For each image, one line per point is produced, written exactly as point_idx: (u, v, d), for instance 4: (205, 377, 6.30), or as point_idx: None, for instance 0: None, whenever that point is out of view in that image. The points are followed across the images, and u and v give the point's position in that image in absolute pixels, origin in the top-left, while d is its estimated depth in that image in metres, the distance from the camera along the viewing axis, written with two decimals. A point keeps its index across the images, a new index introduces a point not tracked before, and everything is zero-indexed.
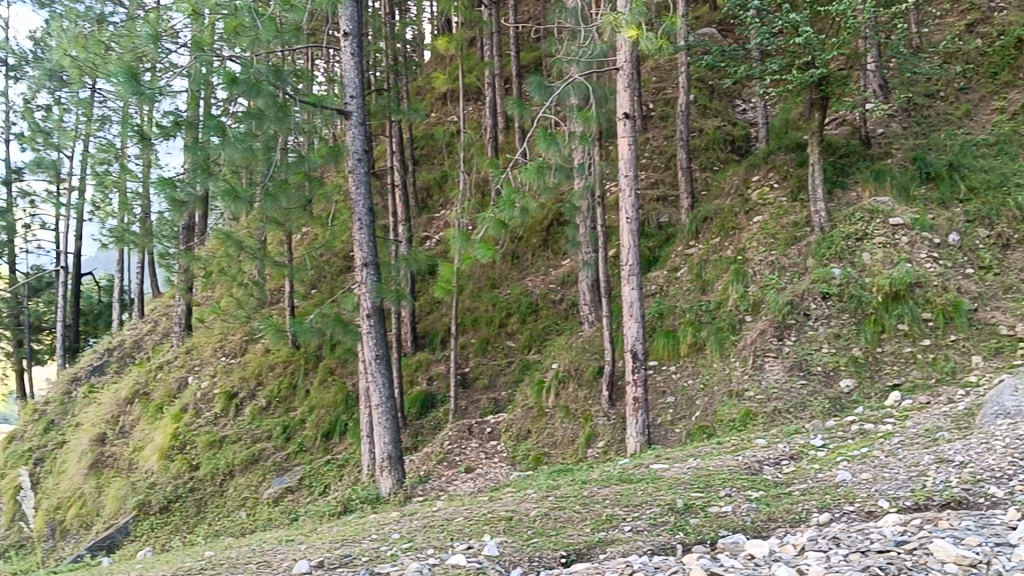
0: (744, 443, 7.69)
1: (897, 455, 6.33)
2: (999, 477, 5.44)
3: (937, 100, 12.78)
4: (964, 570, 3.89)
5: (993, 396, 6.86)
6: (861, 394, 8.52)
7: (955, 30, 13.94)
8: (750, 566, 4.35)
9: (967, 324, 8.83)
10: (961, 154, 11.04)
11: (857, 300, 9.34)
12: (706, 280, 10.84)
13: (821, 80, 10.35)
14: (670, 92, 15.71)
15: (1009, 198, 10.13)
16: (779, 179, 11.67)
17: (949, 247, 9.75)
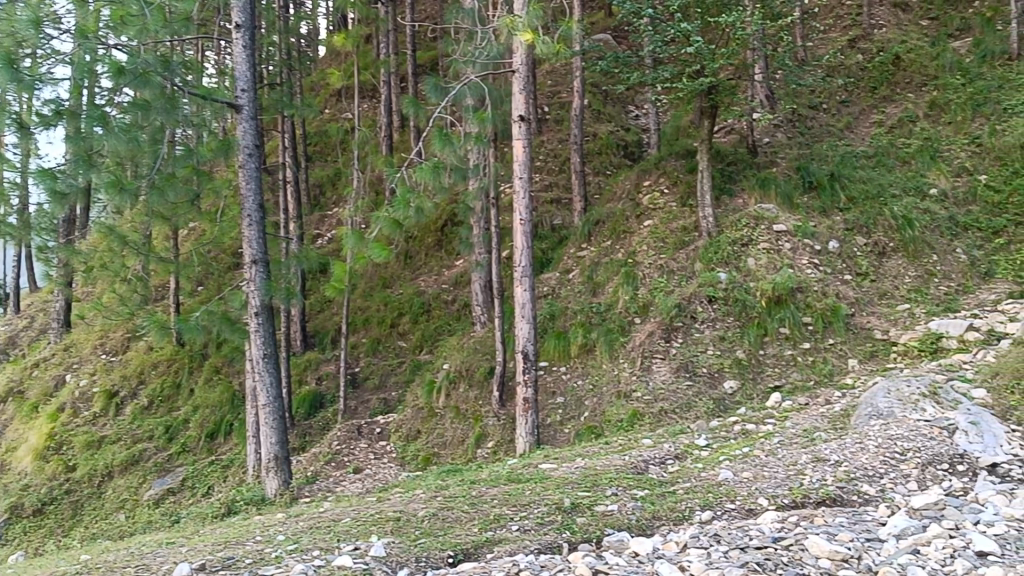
0: (631, 443, 7.80)
1: (776, 454, 6.51)
2: (871, 475, 5.70)
3: (820, 112, 13.16)
4: (837, 565, 4.04)
5: (868, 398, 7.14)
6: (744, 395, 8.75)
7: (838, 44, 14.44)
8: (634, 563, 4.42)
9: (844, 329, 9.20)
10: (841, 165, 11.44)
11: (741, 303, 9.60)
12: (597, 282, 10.98)
13: (711, 89, 10.60)
14: (565, 96, 15.88)
15: (884, 208, 10.59)
16: (669, 185, 11.87)
17: (829, 254, 10.12)
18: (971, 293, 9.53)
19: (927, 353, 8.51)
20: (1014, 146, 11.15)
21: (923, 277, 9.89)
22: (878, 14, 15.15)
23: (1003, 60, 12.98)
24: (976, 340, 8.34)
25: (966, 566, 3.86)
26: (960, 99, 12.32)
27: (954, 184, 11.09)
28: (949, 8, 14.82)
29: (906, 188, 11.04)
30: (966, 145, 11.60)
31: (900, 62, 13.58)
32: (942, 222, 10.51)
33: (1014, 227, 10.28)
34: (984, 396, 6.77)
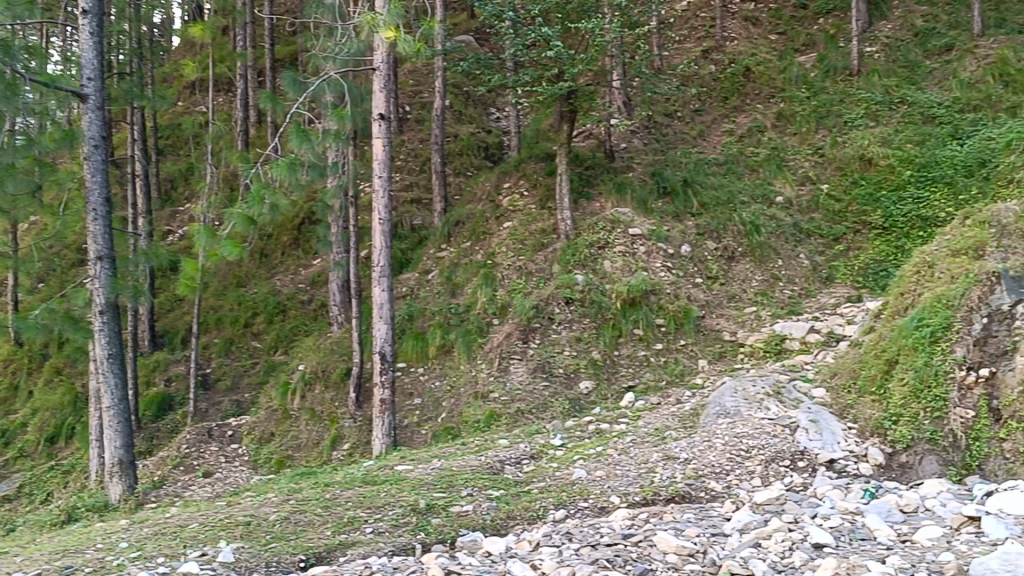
0: (488, 444, 7.81)
1: (628, 454, 6.63)
2: (718, 472, 5.90)
3: (675, 119, 13.46)
4: (684, 560, 4.15)
5: (715, 397, 7.36)
6: (599, 395, 8.91)
7: (692, 54, 14.83)
8: (487, 563, 4.43)
9: (694, 330, 9.50)
10: (694, 171, 11.77)
11: (597, 305, 9.75)
12: (456, 283, 10.98)
13: (570, 93, 10.74)
14: (426, 96, 15.83)
15: (734, 214, 10.97)
16: (528, 187, 11.96)
17: (681, 258, 10.41)
18: (812, 296, 10.00)
19: (772, 354, 8.87)
20: (854, 158, 11.75)
21: (769, 281, 10.29)
22: (730, 27, 15.66)
23: (845, 75, 13.64)
24: (817, 341, 8.74)
25: (803, 557, 4.01)
26: (805, 111, 12.91)
27: (798, 193, 11.59)
28: (795, 24, 15.48)
29: (754, 196, 11.45)
30: (810, 155, 12.15)
31: (750, 74, 14.09)
32: (787, 228, 10.96)
33: (853, 235, 10.83)
34: (823, 396, 7.10)
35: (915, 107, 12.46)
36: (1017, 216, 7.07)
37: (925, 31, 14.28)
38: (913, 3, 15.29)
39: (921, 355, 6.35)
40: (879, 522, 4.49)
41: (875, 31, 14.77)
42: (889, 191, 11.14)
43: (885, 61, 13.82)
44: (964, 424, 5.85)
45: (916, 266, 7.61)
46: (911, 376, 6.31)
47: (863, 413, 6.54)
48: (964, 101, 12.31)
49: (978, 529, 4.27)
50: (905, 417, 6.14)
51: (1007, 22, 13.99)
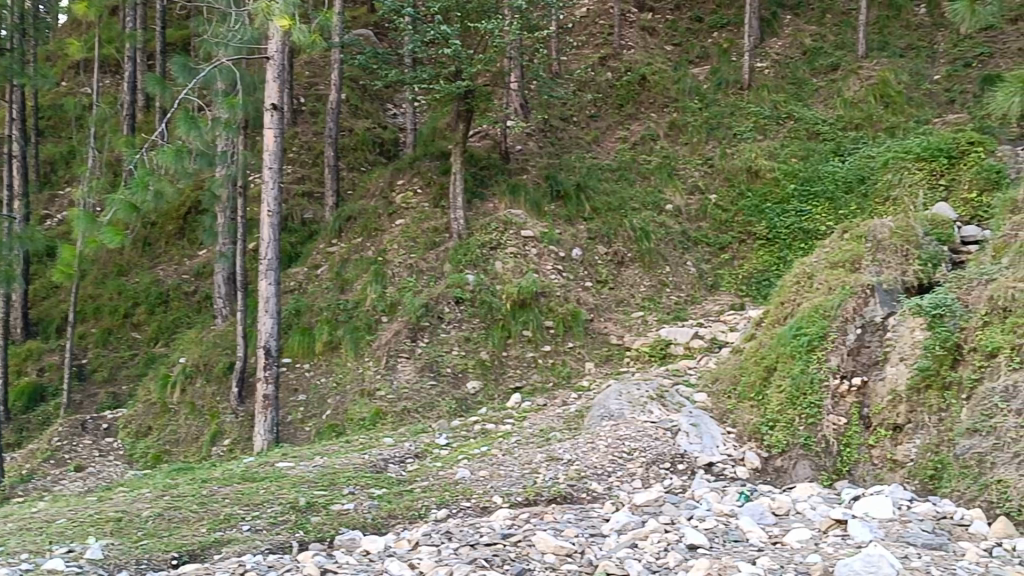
0: (371, 442, 7.70)
1: (512, 454, 6.65)
2: (600, 473, 5.97)
3: (570, 124, 13.49)
4: (562, 560, 4.18)
5: (600, 399, 7.44)
6: (485, 395, 8.92)
7: (590, 60, 14.82)
8: (364, 561, 4.38)
9: (582, 333, 9.60)
10: (587, 176, 11.88)
11: (486, 305, 9.76)
12: (345, 279, 10.84)
13: (467, 93, 10.73)
14: (322, 88, 15.61)
15: (625, 220, 11.12)
16: (422, 185, 11.89)
17: (572, 261, 10.52)
18: (697, 303, 10.27)
19: (656, 358, 9.04)
20: (741, 169, 12.06)
21: (656, 287, 10.49)
22: (627, 35, 15.72)
23: (735, 88, 14.03)
24: (700, 347, 8.92)
25: (677, 558, 4.08)
26: (696, 122, 13.18)
27: (687, 202, 11.83)
28: (690, 36, 15.81)
29: (645, 203, 11.63)
30: (700, 165, 12.42)
31: (645, 83, 14.25)
32: (676, 236, 11.18)
33: (738, 244, 11.11)
34: (704, 400, 7.27)
35: (800, 122, 12.88)
36: (892, 231, 7.30)
37: (813, 50, 14.76)
38: (802, 22, 15.79)
39: (798, 362, 6.56)
40: (751, 523, 4.60)
41: (766, 47, 15.18)
42: (773, 203, 11.45)
43: (774, 77, 14.25)
44: (837, 431, 6.04)
45: (796, 276, 7.86)
46: (788, 382, 6.50)
47: (742, 417, 6.70)
48: (847, 119, 12.79)
49: (844, 532, 4.43)
50: (781, 422, 6.32)
51: (889, 45, 14.57)
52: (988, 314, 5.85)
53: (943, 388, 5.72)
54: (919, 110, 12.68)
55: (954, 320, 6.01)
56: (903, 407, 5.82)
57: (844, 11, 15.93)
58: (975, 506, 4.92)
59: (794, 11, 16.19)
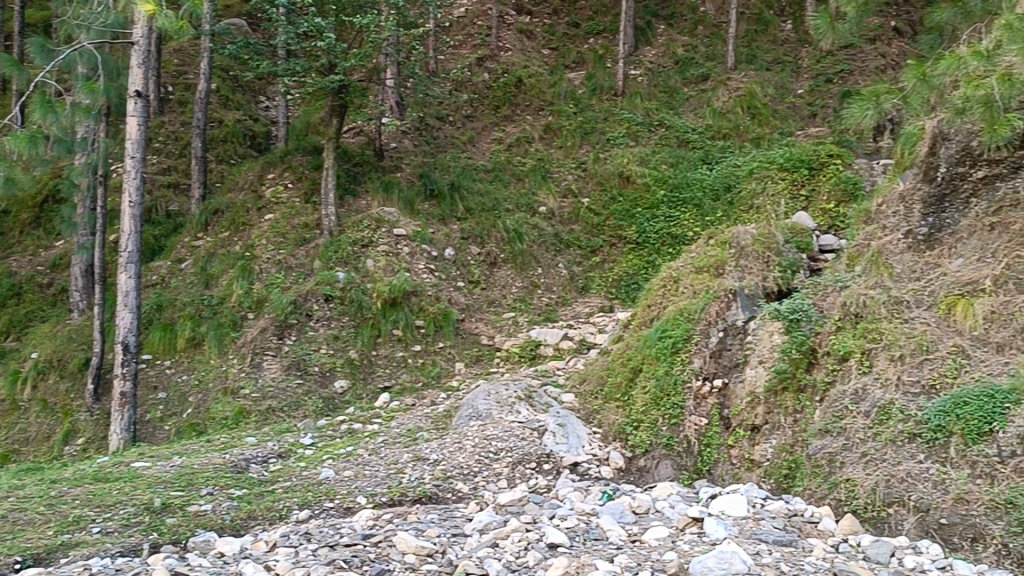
0: (232, 442, 7.49)
1: (378, 454, 6.57)
2: (466, 473, 5.97)
3: (446, 124, 13.40)
4: (422, 560, 4.14)
5: (468, 399, 7.42)
6: (353, 394, 8.80)
7: (467, 60, 14.73)
8: (218, 564, 4.26)
9: (453, 333, 9.59)
10: (461, 176, 11.87)
11: (356, 304, 9.62)
12: (211, 274, 10.54)
13: (341, 87, 10.56)
14: (191, 77, 15.15)
15: (498, 221, 11.16)
16: (293, 180, 11.65)
17: (444, 261, 10.49)
18: (568, 305, 10.40)
19: (526, 359, 9.09)
20: (613, 174, 12.25)
21: (527, 288, 10.57)
22: (504, 37, 15.74)
23: (609, 95, 14.28)
24: (569, 348, 9.01)
25: (537, 557, 4.10)
26: (571, 126, 13.35)
27: (560, 204, 11.95)
28: (567, 41, 15.97)
29: (518, 205, 11.69)
30: (573, 168, 12.56)
31: (521, 85, 14.29)
32: (548, 238, 11.28)
33: (609, 248, 11.28)
34: (572, 401, 7.35)
35: (671, 130, 13.19)
36: (754, 238, 7.47)
37: (684, 60, 15.14)
38: (675, 33, 16.14)
39: (663, 364, 6.68)
40: (611, 522, 4.66)
41: (640, 56, 15.45)
42: (643, 209, 11.67)
43: (646, 85, 14.53)
44: (698, 431, 6.15)
45: (663, 280, 8.02)
46: (653, 384, 6.62)
47: (607, 418, 6.80)
48: (715, 129, 13.15)
49: (700, 530, 4.53)
50: (645, 422, 6.42)
51: (756, 58, 15.05)
52: (841, 320, 6.13)
53: (798, 391, 5.91)
54: (783, 122, 13.15)
55: (810, 325, 6.27)
56: (760, 408, 6.00)
57: (715, 24, 16.37)
58: (825, 504, 5.11)
59: (667, 21, 16.52)
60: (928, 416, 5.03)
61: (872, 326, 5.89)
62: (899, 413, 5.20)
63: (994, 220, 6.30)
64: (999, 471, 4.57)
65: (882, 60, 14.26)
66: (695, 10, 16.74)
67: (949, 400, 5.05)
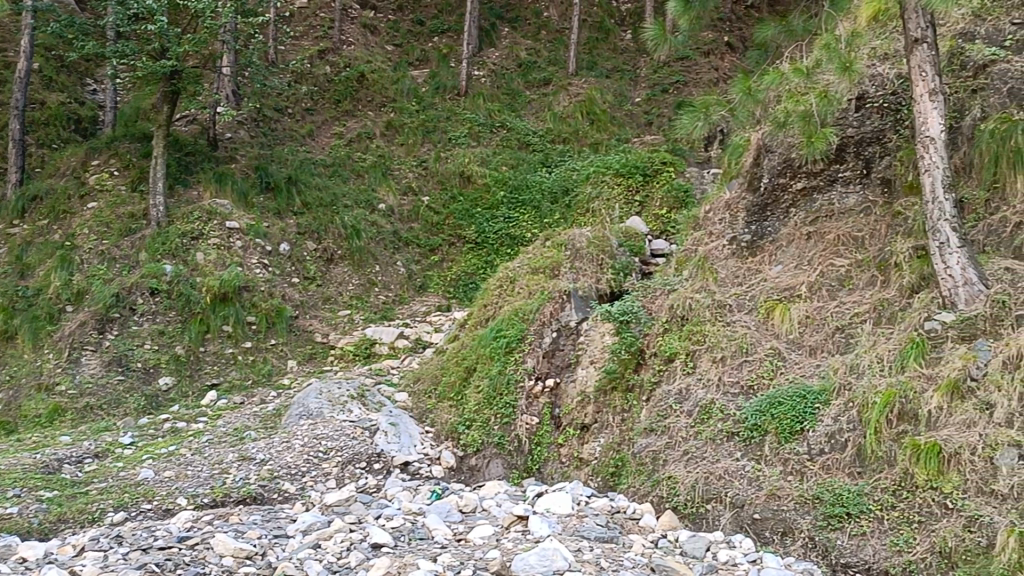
0: (45, 441, 7.08)
1: (202, 454, 6.35)
2: (293, 473, 5.85)
3: (284, 116, 13.00)
4: (240, 563, 4.03)
5: (299, 398, 7.25)
6: (178, 392, 8.49)
7: (308, 52, 14.40)
8: (20, 570, 4.03)
9: (286, 330, 9.40)
10: (299, 170, 11.64)
11: (184, 298, 9.26)
12: (27, 263, 9.94)
13: (173, 73, 10.17)
14: (11, 55, 14.28)
15: (336, 217, 11.00)
16: (120, 168, 11.14)
17: (278, 256, 10.26)
18: (405, 303, 10.35)
19: (360, 357, 8.98)
20: (454, 173, 12.28)
21: (364, 286, 10.47)
22: (348, 31, 15.49)
23: (452, 95, 14.31)
24: (404, 347, 9.00)
25: (359, 557, 4.05)
26: (413, 124, 13.29)
27: (400, 202, 11.88)
28: (411, 39, 15.88)
29: (357, 201, 11.55)
30: (413, 166, 12.50)
31: (363, 80, 14.09)
32: (386, 235, 11.20)
33: (447, 247, 11.30)
34: (405, 400, 7.29)
35: (512, 133, 13.34)
36: (588, 240, 7.57)
37: (527, 63, 15.32)
38: (519, 36, 16.27)
39: (496, 364, 6.77)
40: (437, 521, 4.64)
41: (484, 57, 15.51)
42: (483, 209, 11.75)
43: (489, 86, 14.63)
44: (528, 430, 6.21)
45: (499, 280, 8.09)
46: (486, 383, 6.68)
47: (440, 417, 6.78)
48: (555, 133, 13.36)
49: (525, 528, 4.58)
50: (477, 422, 6.45)
51: (597, 65, 15.39)
52: (668, 322, 6.34)
53: (626, 390, 6.06)
54: (620, 129, 13.51)
55: (639, 326, 6.47)
56: (590, 407, 6.08)
57: (558, 30, 16.63)
58: (647, 500, 5.23)
59: (512, 24, 16.64)
60: (745, 414, 5.26)
61: (696, 329, 6.12)
62: (719, 413, 5.41)
63: (810, 229, 6.62)
64: (807, 467, 4.82)
65: (714, 73, 14.86)
66: (539, 15, 16.96)
67: (765, 400, 5.30)
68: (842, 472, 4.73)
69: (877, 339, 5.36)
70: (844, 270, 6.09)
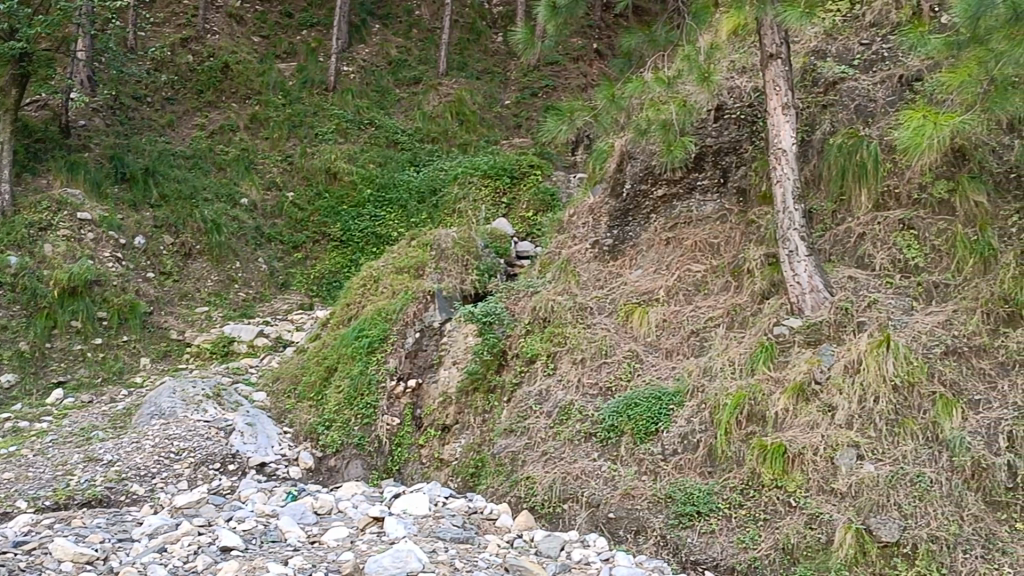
0: None
1: (45, 454, 6.07)
2: (142, 474, 5.66)
3: (143, 105, 12.52)
4: (79, 568, 3.87)
5: (152, 397, 7.00)
6: (22, 390, 8.08)
7: (170, 40, 13.94)
8: None
9: (140, 327, 9.08)
10: (157, 161, 11.25)
11: (29, 292, 8.81)
12: None
13: (23, 55, 9.68)
14: None
15: (195, 210, 10.69)
16: None
17: (133, 249, 9.90)
18: (266, 301, 10.14)
19: (218, 355, 8.75)
20: (320, 169, 12.10)
21: (224, 282, 10.21)
22: (212, 20, 15.06)
23: (319, 90, 14.09)
24: (264, 345, 8.83)
25: (207, 561, 3.94)
26: (278, 118, 13.02)
27: (263, 197, 11.61)
28: (278, 32, 15.56)
29: (218, 194, 11.25)
30: (278, 161, 12.25)
31: (228, 71, 13.73)
32: (248, 231, 10.95)
33: (312, 244, 11.12)
34: (263, 400, 7.13)
35: (380, 130, 13.24)
36: (454, 241, 7.57)
37: (398, 61, 15.23)
38: (389, 33, 16.15)
39: (358, 364, 6.69)
40: (290, 523, 4.57)
41: (354, 52, 15.32)
42: (349, 206, 11.61)
43: (358, 83, 14.47)
44: (389, 431, 6.15)
45: (362, 280, 8.00)
46: (347, 383, 6.59)
47: (299, 417, 6.65)
48: (424, 132, 13.32)
49: (380, 529, 4.55)
50: (337, 422, 6.35)
51: (467, 66, 15.43)
52: (530, 323, 6.42)
53: (487, 392, 6.09)
54: (489, 131, 13.59)
55: (502, 327, 6.51)
56: (451, 407, 6.08)
57: (429, 29, 16.59)
58: (505, 501, 5.26)
59: (383, 21, 16.50)
60: (603, 415, 5.35)
61: (557, 330, 6.20)
62: (578, 413, 5.49)
63: (669, 235, 6.79)
64: (661, 467, 4.95)
65: (582, 79, 15.12)
66: (410, 13, 16.87)
67: (622, 401, 5.41)
68: (693, 472, 4.87)
69: (729, 342, 5.54)
70: (700, 275, 6.26)
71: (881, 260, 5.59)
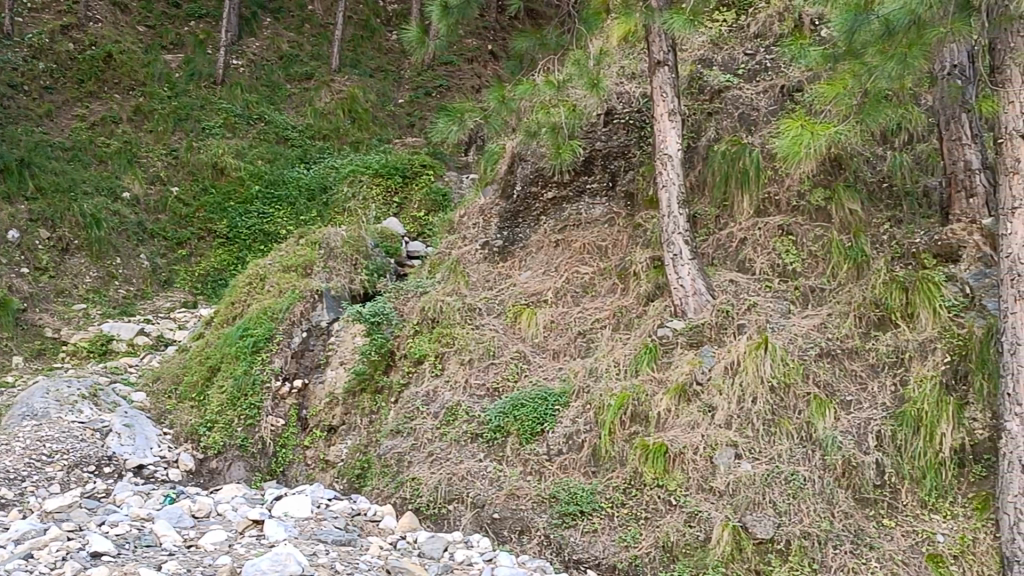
0: None
1: None
2: (12, 477, 5.42)
3: (19, 93, 11.99)
4: None
5: (23, 397, 6.70)
6: None
7: (49, 26, 13.42)
8: None
9: (12, 324, 8.64)
10: (33, 152, 10.79)
11: None
12: None
13: None
14: None
15: (73, 204, 10.31)
16: None
17: (6, 243, 9.48)
18: (147, 299, 9.85)
19: (95, 354, 8.45)
20: (206, 164, 11.84)
21: (103, 279, 9.88)
22: (94, 7, 14.54)
23: (207, 83, 13.75)
24: (144, 344, 8.61)
25: (75, 568, 3.80)
26: (163, 110, 12.66)
27: (146, 192, 11.28)
28: (164, 22, 15.14)
29: (98, 188, 10.88)
30: (163, 155, 11.91)
31: (110, 61, 13.29)
32: (130, 226, 10.63)
33: (196, 241, 10.87)
34: (142, 400, 6.91)
35: (270, 126, 13.02)
36: (343, 240, 7.48)
37: (289, 56, 15.00)
38: (280, 27, 15.88)
39: (241, 364, 6.51)
40: (165, 527, 4.44)
41: (243, 46, 15.00)
42: (236, 202, 11.39)
43: (248, 77, 14.18)
44: (273, 432, 6.05)
45: (248, 278, 7.84)
46: (230, 383, 6.43)
47: (180, 418, 6.48)
48: (315, 128, 13.15)
49: (259, 532, 4.46)
50: (219, 423, 6.21)
51: (360, 64, 15.30)
52: (419, 324, 6.39)
53: (375, 392, 6.04)
54: (381, 129, 13.54)
55: (390, 328, 6.47)
56: (338, 409, 6.02)
57: (322, 25, 16.39)
58: (388, 503, 5.21)
59: (274, 14, 16.19)
60: (489, 416, 5.37)
61: (445, 331, 6.18)
62: (464, 414, 5.49)
63: (558, 237, 6.85)
64: (545, 467, 4.98)
65: (476, 81, 15.20)
66: (302, 7, 16.63)
67: (508, 402, 5.43)
68: (577, 472, 4.91)
69: (614, 344, 5.62)
70: (587, 277, 6.33)
71: (761, 264, 5.74)
